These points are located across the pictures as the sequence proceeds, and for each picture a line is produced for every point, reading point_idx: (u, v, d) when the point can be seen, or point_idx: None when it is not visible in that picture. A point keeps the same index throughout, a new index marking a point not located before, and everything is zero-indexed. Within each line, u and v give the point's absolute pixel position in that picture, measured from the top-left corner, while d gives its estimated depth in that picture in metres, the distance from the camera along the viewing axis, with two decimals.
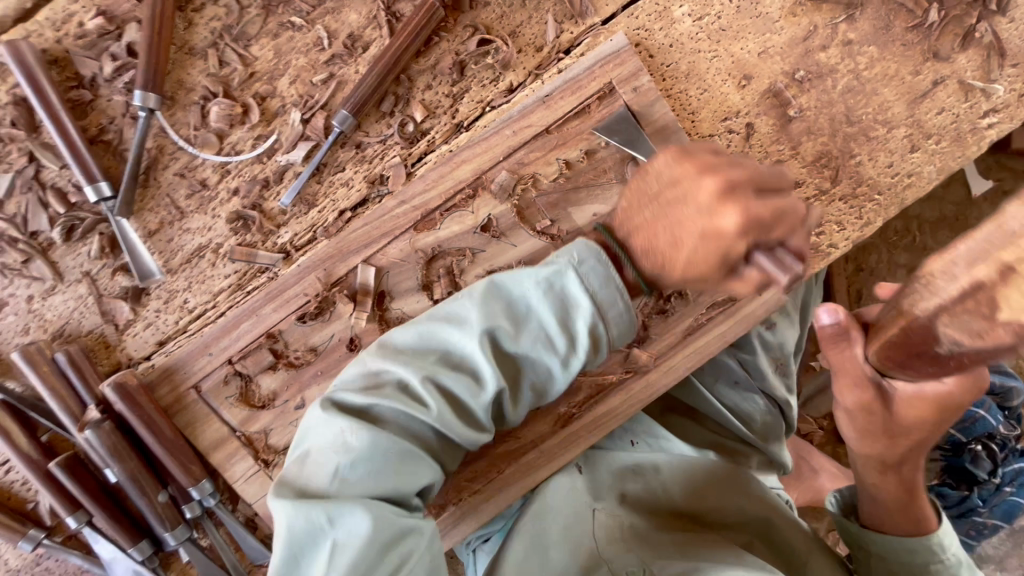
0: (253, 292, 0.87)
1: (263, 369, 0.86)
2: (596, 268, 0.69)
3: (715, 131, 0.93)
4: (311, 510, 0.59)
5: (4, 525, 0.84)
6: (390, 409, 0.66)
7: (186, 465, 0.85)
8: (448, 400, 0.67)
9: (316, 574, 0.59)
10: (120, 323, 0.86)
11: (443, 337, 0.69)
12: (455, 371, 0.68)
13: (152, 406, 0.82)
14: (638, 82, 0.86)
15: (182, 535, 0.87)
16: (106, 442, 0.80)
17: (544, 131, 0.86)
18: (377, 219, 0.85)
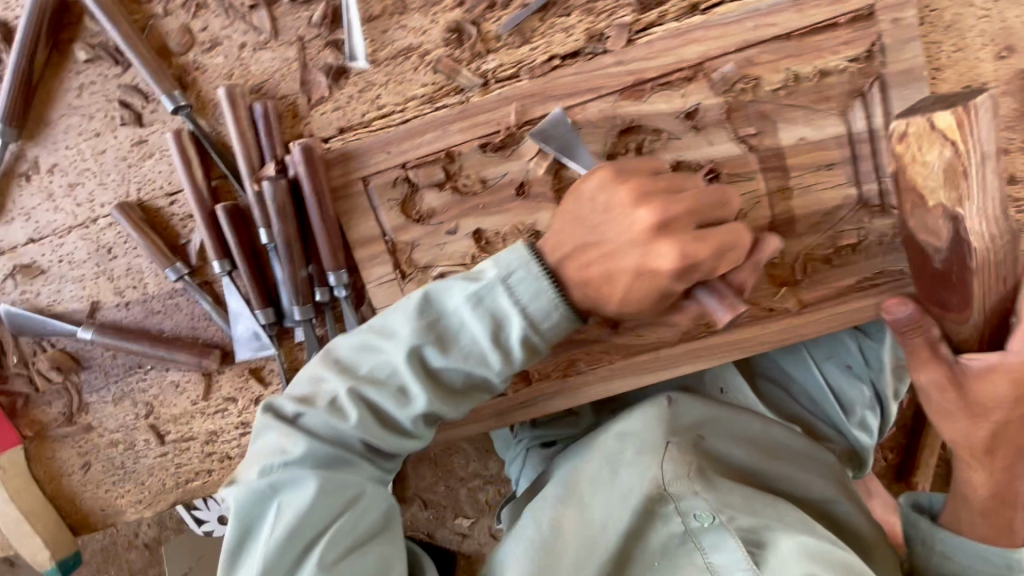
0: (442, 108, 0.87)
1: (431, 184, 0.87)
2: (533, 291, 0.74)
3: (952, 96, 0.86)
4: (296, 471, 0.72)
5: (159, 249, 0.90)
6: (387, 414, 0.77)
7: (335, 249, 0.87)
8: (377, 409, 0.76)
9: (320, 426, 0.75)
10: (313, 97, 0.88)
11: (469, 355, 0.76)
12: (418, 379, 0.76)
13: (325, 181, 0.84)
14: (903, 14, 0.80)
15: (308, 315, 0.91)
16: (278, 198, 0.83)
17: (785, 35, 0.81)
18: (589, 72, 0.83)
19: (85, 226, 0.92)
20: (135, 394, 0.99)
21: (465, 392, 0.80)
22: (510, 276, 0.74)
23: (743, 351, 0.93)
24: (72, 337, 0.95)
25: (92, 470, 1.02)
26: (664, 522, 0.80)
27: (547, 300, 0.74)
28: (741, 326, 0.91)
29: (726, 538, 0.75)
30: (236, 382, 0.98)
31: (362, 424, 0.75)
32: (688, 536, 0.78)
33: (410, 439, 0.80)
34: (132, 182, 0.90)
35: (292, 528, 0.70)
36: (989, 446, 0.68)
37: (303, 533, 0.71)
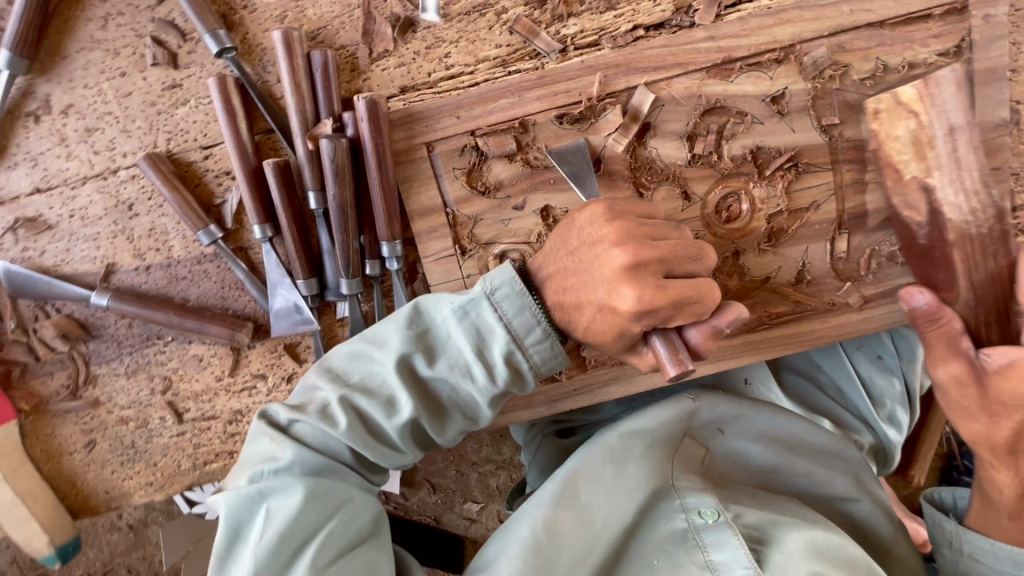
0: (517, 73, 0.80)
1: (501, 154, 0.81)
2: (515, 305, 0.70)
3: None
4: (284, 478, 0.68)
5: (192, 208, 0.80)
6: (374, 422, 0.72)
7: (392, 218, 0.80)
8: (364, 422, 0.72)
9: (311, 431, 0.72)
10: (374, 50, 0.79)
11: (456, 366, 0.72)
12: (393, 390, 0.72)
13: (388, 143, 0.77)
14: (994, 11, 0.79)
15: (355, 289, 0.83)
16: (337, 159, 0.75)
17: (878, 23, 0.79)
18: (678, 46, 0.79)
19: (102, 178, 0.82)
20: (152, 368, 0.90)
21: (451, 408, 0.74)
22: (495, 293, 0.70)
23: (801, 346, 0.89)
24: (82, 301, 0.85)
25: (97, 449, 0.93)
26: (671, 515, 0.79)
27: (531, 315, 0.70)
28: (798, 320, 0.88)
29: (728, 536, 0.73)
30: (267, 358, 0.90)
31: (350, 437, 0.70)
32: (690, 531, 0.76)
33: (398, 452, 0.74)
34: (160, 130, 0.80)
35: (279, 537, 0.65)
36: (1011, 445, 0.73)
37: (293, 538, 0.66)
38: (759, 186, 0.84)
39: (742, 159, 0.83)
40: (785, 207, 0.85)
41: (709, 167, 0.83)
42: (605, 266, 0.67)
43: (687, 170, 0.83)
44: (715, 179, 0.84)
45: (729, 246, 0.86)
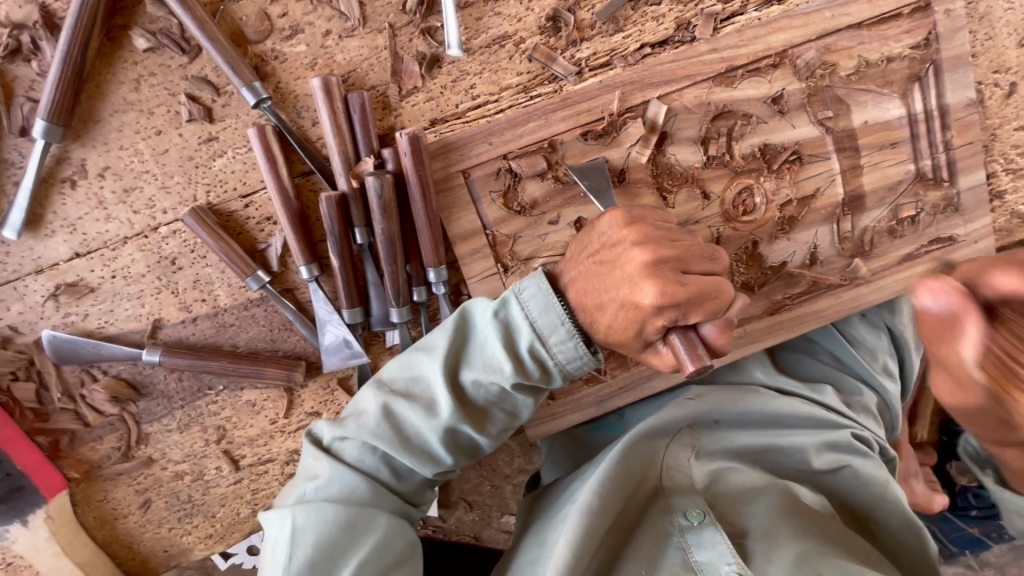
0: (539, 98, 0.86)
1: (534, 174, 0.85)
2: (549, 306, 0.66)
3: (984, 80, 0.97)
4: (314, 502, 0.68)
5: (239, 255, 0.82)
6: (412, 431, 0.70)
7: (438, 245, 0.83)
8: (403, 427, 0.70)
9: (351, 441, 0.70)
10: (404, 87, 0.83)
11: (488, 365, 0.68)
12: (430, 396, 0.70)
13: (430, 174, 0.81)
14: (953, 5, 0.89)
15: (405, 317, 0.86)
16: (384, 193, 0.78)
17: (856, 25, 0.88)
18: (686, 59, 0.85)
19: (143, 237, 0.82)
20: (204, 419, 0.90)
21: (492, 414, 0.71)
22: (521, 290, 0.67)
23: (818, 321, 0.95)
24: (131, 361, 0.85)
25: (153, 508, 0.92)
26: (661, 518, 0.81)
27: (556, 314, 0.66)
28: (814, 298, 0.94)
29: (712, 534, 0.76)
30: (320, 395, 0.91)
31: (393, 447, 0.69)
32: (676, 534, 0.78)
33: (440, 461, 0.72)
34: (199, 184, 0.82)
35: (309, 561, 0.67)
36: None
37: (327, 561, 0.67)
38: (769, 179, 0.91)
39: (751, 157, 0.90)
40: (794, 196, 0.92)
41: (722, 167, 0.90)
42: (626, 264, 0.64)
43: (703, 171, 0.90)
44: (730, 177, 0.90)
45: (748, 238, 0.92)
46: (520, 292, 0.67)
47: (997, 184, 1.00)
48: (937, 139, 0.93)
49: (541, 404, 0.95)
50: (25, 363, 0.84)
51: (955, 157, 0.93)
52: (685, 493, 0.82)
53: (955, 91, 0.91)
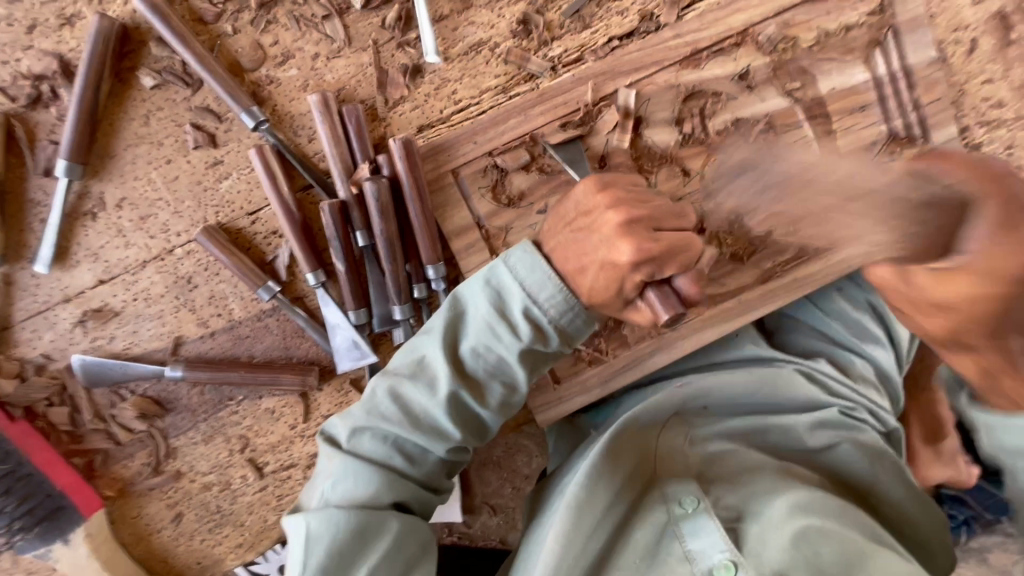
0: (517, 96, 0.91)
1: (519, 167, 0.90)
2: (536, 271, 0.71)
3: (945, 39, 1.00)
4: (327, 509, 0.71)
5: (250, 268, 0.87)
6: (419, 411, 0.74)
7: (434, 242, 0.88)
8: (412, 408, 0.74)
9: (363, 430, 0.74)
10: (390, 98, 0.90)
11: (483, 333, 0.72)
12: (433, 376, 0.74)
13: (423, 176, 0.86)
14: None
15: (408, 314, 0.90)
16: (381, 197, 0.84)
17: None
18: (651, 47, 0.90)
19: (160, 259, 0.88)
20: (227, 430, 0.94)
21: (494, 385, 0.75)
22: (508, 258, 0.72)
23: (809, 286, 0.98)
24: (155, 378, 0.90)
25: (185, 520, 0.96)
26: (654, 505, 0.82)
27: (543, 272, 0.70)
28: (805, 262, 0.96)
29: (704, 521, 0.77)
30: (335, 398, 0.95)
31: (401, 428, 0.73)
32: (671, 522, 0.80)
33: (448, 437, 0.75)
34: (208, 206, 0.88)
35: (325, 563, 0.70)
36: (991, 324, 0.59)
37: (342, 561, 0.71)
38: (746, 151, 0.95)
39: (725, 133, 0.94)
40: None
41: (698, 144, 0.94)
42: (603, 228, 0.68)
43: (681, 151, 0.93)
44: (708, 153, 0.94)
45: None
46: (508, 263, 0.72)
47: (972, 138, 1.03)
48: (905, 100, 0.96)
49: (547, 388, 0.98)
50: (58, 389, 0.89)
51: (925, 114, 0.96)
52: (678, 479, 0.83)
53: (917, 51, 0.94)
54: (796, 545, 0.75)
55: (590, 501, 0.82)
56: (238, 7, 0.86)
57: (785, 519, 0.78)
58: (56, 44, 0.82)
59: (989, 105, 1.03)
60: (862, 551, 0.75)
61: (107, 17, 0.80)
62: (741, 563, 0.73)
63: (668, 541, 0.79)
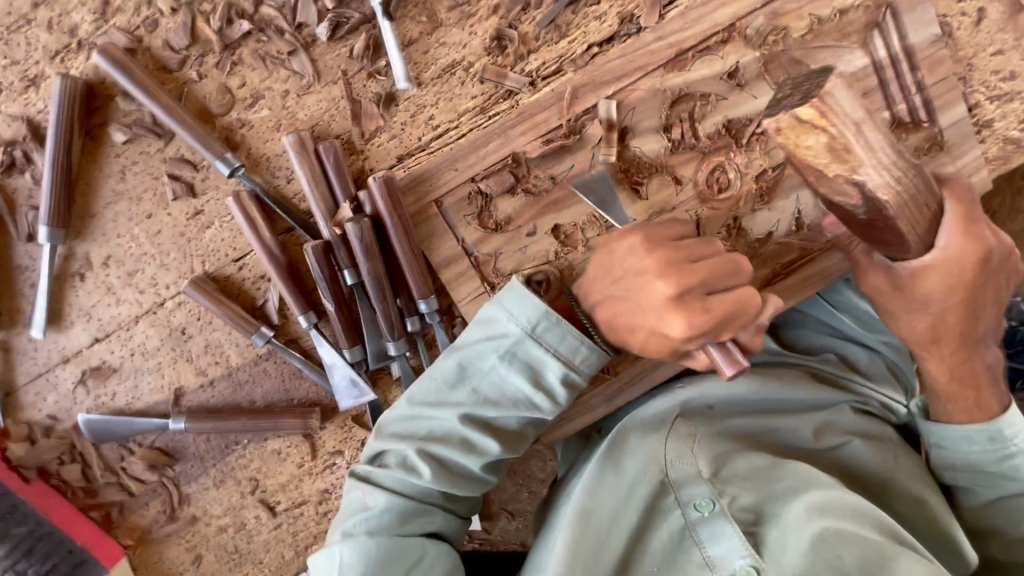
0: (496, 116, 0.88)
1: (504, 191, 0.88)
2: (549, 327, 0.71)
3: (949, 12, 0.94)
4: (357, 538, 0.72)
5: (240, 315, 0.86)
6: (457, 467, 0.75)
7: (423, 276, 0.86)
8: (449, 469, 0.74)
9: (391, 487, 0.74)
10: (365, 130, 0.87)
11: (508, 393, 0.74)
12: (468, 438, 0.74)
13: (407, 212, 0.84)
14: None
15: (402, 349, 0.89)
16: (365, 238, 0.82)
17: None
18: (632, 53, 0.86)
19: (152, 312, 0.88)
20: (237, 473, 0.95)
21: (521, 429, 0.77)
22: (504, 305, 0.72)
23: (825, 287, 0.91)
24: (160, 430, 0.91)
25: (205, 562, 0.97)
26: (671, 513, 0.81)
27: (562, 332, 0.71)
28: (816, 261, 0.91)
29: (723, 526, 0.77)
30: (339, 435, 0.95)
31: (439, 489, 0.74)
32: (688, 528, 0.79)
33: (487, 480, 0.78)
34: (194, 257, 0.87)
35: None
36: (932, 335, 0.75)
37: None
38: (740, 153, 0.90)
39: (716, 135, 0.90)
40: (768, 166, 0.90)
41: (688, 151, 0.90)
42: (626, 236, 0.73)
43: (671, 159, 0.89)
44: (699, 159, 0.89)
45: (728, 215, 0.91)
46: (507, 309, 0.73)
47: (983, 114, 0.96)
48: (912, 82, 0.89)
49: None
50: (68, 447, 0.91)
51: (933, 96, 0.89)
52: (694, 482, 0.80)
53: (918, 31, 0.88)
54: (815, 548, 0.73)
55: (598, 510, 0.81)
56: (202, 52, 0.84)
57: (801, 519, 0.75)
58: (24, 107, 0.82)
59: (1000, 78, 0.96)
60: (885, 555, 0.71)
61: (70, 76, 0.79)
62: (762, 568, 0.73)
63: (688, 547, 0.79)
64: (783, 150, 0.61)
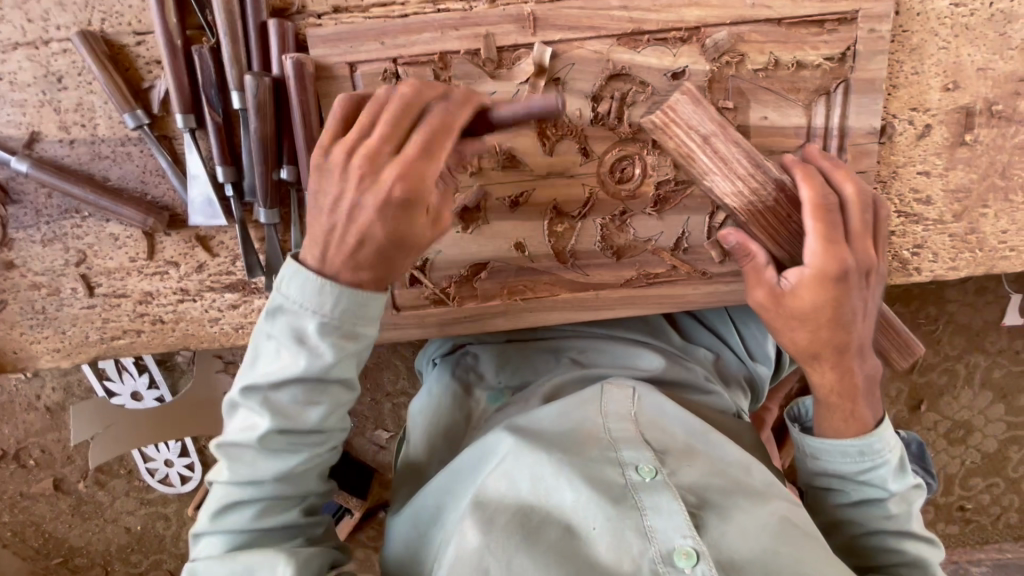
0: (443, 11, 0.86)
1: (419, 86, 0.87)
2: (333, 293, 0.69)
3: (875, 64, 0.89)
4: (235, 488, 0.72)
5: (118, 89, 0.85)
6: (287, 417, 0.71)
7: (308, 148, 0.86)
8: (308, 422, 0.72)
9: (257, 475, 0.72)
10: None
11: (271, 337, 0.71)
12: (288, 388, 0.71)
13: (311, 72, 0.83)
14: (878, 27, 0.87)
15: (270, 220, 0.90)
16: (258, 62, 0.84)
17: (775, 21, 0.87)
18: (593, 8, 0.85)
19: (33, 47, 0.85)
20: (67, 240, 0.95)
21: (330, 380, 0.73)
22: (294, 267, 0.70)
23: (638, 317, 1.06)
24: (4, 166, 0.89)
25: (8, 310, 0.98)
26: (604, 466, 0.73)
27: (322, 300, 0.69)
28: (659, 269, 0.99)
29: (667, 500, 0.67)
30: (180, 248, 0.96)
31: (252, 457, 0.72)
32: None
33: (320, 436, 0.74)
34: (95, 10, 0.84)
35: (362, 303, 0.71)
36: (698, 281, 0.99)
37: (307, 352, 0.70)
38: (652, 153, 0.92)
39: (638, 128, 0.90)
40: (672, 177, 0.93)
41: (608, 131, 0.91)
42: None
43: (588, 129, 0.91)
44: (614, 141, 0.91)
45: (618, 206, 0.95)
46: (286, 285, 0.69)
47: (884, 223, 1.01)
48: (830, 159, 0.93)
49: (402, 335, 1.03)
50: None
51: None
52: (634, 444, 0.74)
53: (858, 116, 0.91)
54: None
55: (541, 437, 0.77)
56: None
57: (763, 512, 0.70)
58: None
59: (913, 196, 1.01)
60: None
61: None
62: (704, 553, 0.63)
63: (628, 512, 0.67)
64: (606, 148, 0.92)
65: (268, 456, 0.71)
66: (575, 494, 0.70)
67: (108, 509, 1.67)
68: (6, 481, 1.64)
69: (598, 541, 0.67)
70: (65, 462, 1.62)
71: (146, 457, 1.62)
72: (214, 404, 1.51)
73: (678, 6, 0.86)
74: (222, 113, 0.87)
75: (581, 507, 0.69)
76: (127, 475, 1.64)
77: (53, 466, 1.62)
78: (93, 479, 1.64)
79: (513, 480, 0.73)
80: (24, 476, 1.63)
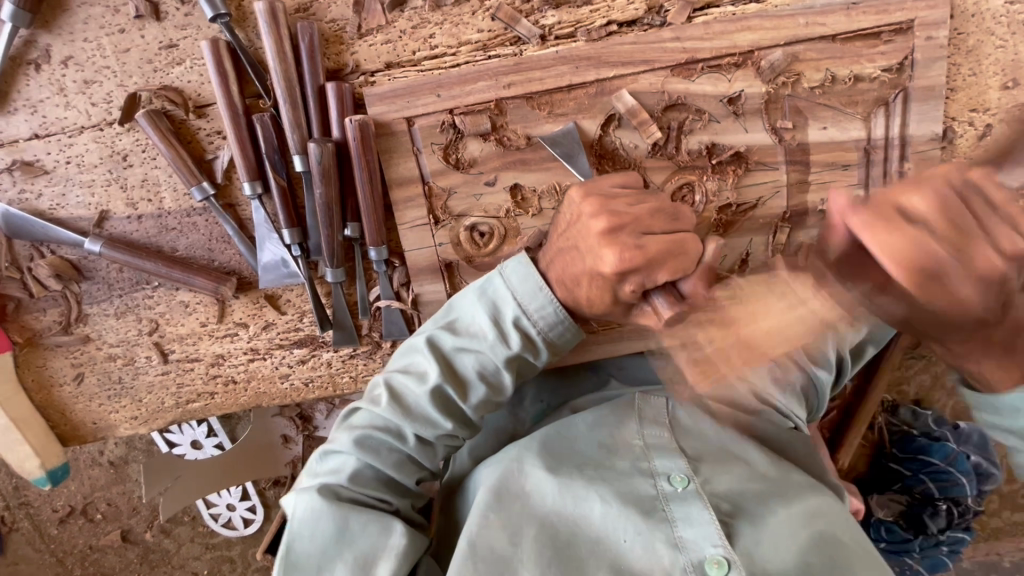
0: (494, 59, 0.87)
1: (476, 133, 0.87)
2: (531, 292, 0.75)
3: (936, 69, 0.86)
4: (368, 425, 0.77)
5: (184, 163, 0.86)
6: (411, 401, 0.77)
7: (374, 205, 0.88)
8: (444, 400, 0.77)
9: (371, 447, 0.77)
10: (363, 26, 0.86)
11: (462, 317, 0.78)
12: (414, 380, 0.77)
13: (372, 132, 0.84)
14: (935, 33, 0.85)
15: (338, 278, 0.91)
16: (319, 128, 0.85)
17: (830, 37, 0.86)
18: (645, 42, 0.85)
19: (99, 129, 0.87)
20: (140, 310, 0.97)
21: (463, 381, 0.77)
22: (504, 268, 0.77)
23: None
24: (76, 247, 0.92)
25: (85, 383, 1.01)
26: (638, 478, 0.78)
27: (534, 282, 0.75)
28: None
29: (700, 511, 0.72)
30: (249, 309, 0.98)
31: (393, 414, 0.76)
32: None
33: (439, 424, 0.77)
34: (155, 88, 0.86)
35: (552, 349, 0.77)
36: None
37: (457, 371, 0.77)
38: (712, 178, 0.91)
39: (697, 153, 0.90)
40: (734, 201, 0.91)
41: (667, 159, 0.90)
42: None
43: (646, 160, 0.90)
44: (674, 170, 0.90)
45: None
46: (506, 279, 0.76)
47: None
48: (894, 171, 0.90)
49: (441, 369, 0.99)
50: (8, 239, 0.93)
51: None
52: (668, 455, 0.80)
53: (921, 123, 0.88)
54: None
55: (574, 444, 0.84)
56: None
57: (798, 520, 0.74)
58: None
59: None
60: None
61: None
62: (735, 562, 0.68)
63: (658, 524, 0.73)
64: (666, 177, 0.91)
65: (372, 449, 0.77)
66: (604, 508, 0.75)
67: (174, 556, 1.69)
68: (75, 536, 1.67)
69: (630, 552, 0.72)
70: (130, 513, 1.65)
71: (209, 503, 1.64)
72: (273, 447, 1.52)
73: (731, 29, 0.85)
74: (287, 178, 0.88)
75: (613, 522, 0.74)
76: (191, 522, 1.67)
77: (120, 518, 1.65)
78: (158, 528, 1.67)
79: (539, 485, 0.79)
80: (91, 529, 1.66)
